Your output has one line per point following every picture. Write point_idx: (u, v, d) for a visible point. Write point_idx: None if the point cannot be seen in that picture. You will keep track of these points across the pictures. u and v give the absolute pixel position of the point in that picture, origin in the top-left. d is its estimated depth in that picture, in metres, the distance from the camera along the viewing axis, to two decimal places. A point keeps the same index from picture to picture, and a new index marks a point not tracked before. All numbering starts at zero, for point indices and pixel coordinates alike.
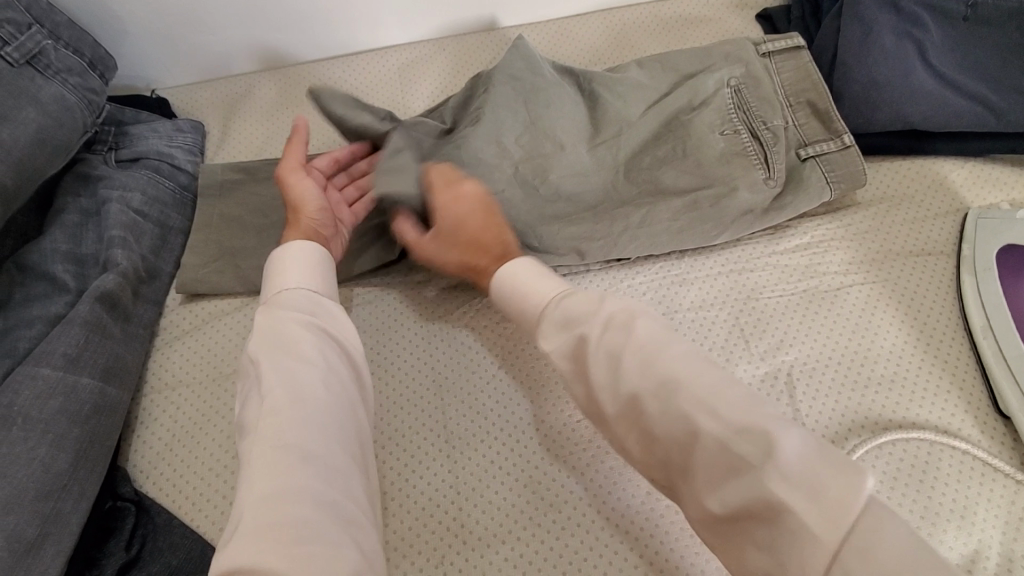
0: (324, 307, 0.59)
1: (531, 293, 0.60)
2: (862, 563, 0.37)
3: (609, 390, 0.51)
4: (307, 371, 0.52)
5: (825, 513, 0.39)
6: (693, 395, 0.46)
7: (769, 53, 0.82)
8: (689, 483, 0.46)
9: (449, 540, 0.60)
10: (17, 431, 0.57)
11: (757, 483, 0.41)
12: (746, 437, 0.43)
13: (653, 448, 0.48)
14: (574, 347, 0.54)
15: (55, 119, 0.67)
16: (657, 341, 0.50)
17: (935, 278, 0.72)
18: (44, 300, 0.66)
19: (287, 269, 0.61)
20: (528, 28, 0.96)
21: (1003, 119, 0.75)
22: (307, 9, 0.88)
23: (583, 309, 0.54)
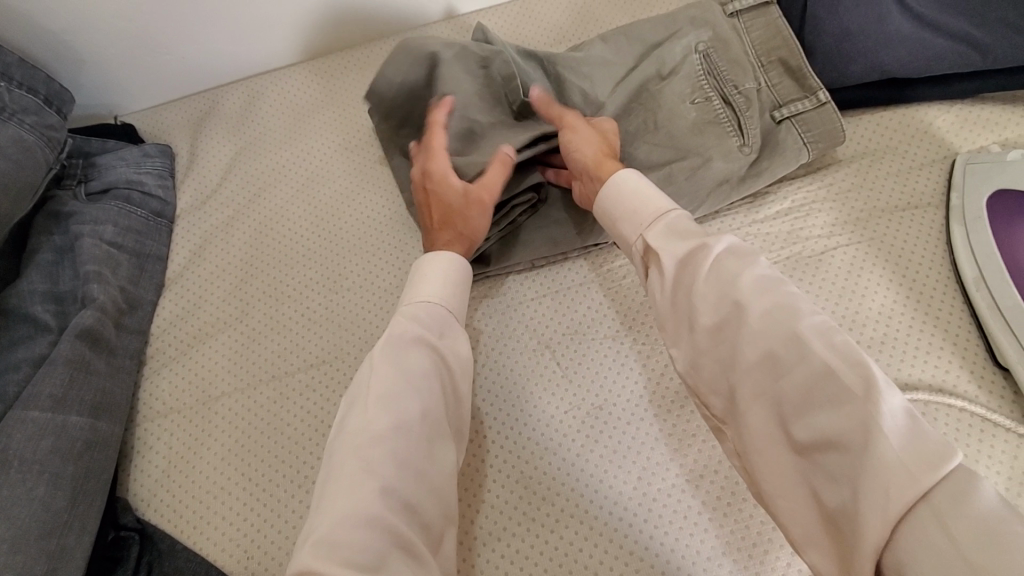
0: (449, 328, 0.59)
1: (647, 198, 0.58)
2: (956, 505, 0.36)
3: (710, 301, 0.49)
4: (418, 399, 0.52)
5: (919, 458, 0.37)
6: (800, 327, 0.43)
7: (736, 12, 0.78)
8: (774, 412, 0.44)
9: (514, 519, 0.61)
10: (15, 474, 0.58)
11: (857, 413, 0.39)
12: (854, 366, 0.40)
13: (732, 371, 0.47)
14: (689, 254, 0.52)
15: (15, 161, 0.67)
16: (758, 277, 0.47)
17: (923, 230, 0.69)
18: (28, 341, 0.67)
19: (423, 280, 0.61)
20: (488, 11, 0.93)
21: (987, 55, 0.71)
22: (262, 15, 0.86)
23: (696, 229, 0.53)
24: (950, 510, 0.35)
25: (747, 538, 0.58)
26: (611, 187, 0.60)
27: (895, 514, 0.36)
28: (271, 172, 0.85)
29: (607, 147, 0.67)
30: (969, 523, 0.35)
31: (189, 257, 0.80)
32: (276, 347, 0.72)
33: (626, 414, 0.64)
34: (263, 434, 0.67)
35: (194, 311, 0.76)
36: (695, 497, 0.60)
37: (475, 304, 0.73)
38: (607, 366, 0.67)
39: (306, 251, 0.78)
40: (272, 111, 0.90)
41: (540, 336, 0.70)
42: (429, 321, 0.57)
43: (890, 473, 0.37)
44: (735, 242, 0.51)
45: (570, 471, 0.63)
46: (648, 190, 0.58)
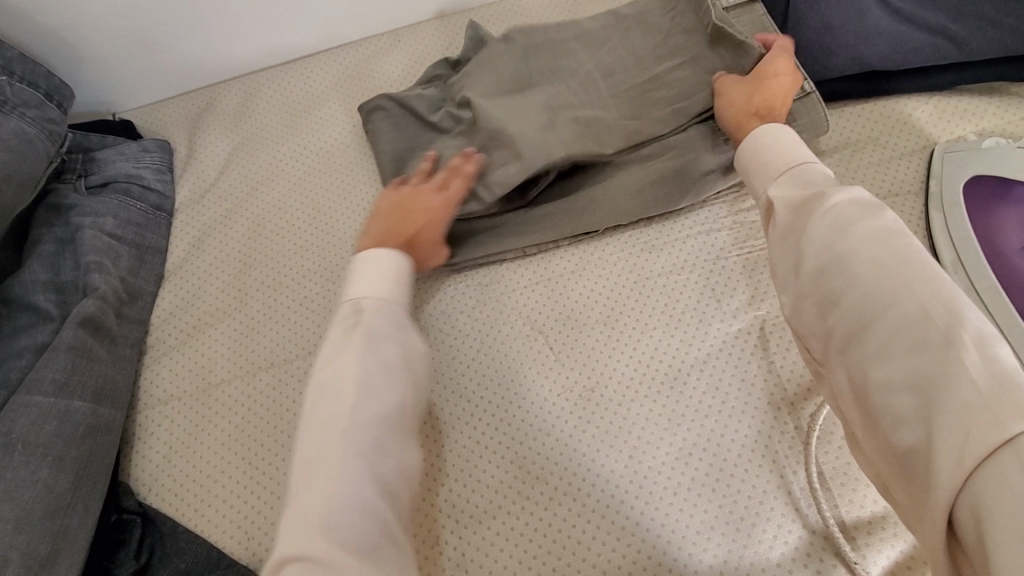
0: (406, 323, 0.59)
1: (785, 150, 0.61)
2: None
3: (814, 249, 0.51)
4: (388, 386, 0.53)
5: (1005, 405, 0.37)
6: (910, 275, 0.45)
7: (726, 8, 0.79)
8: (851, 351, 0.46)
9: (512, 497, 0.63)
10: (19, 456, 0.59)
11: (953, 360, 0.40)
12: (952, 317, 0.42)
13: (829, 312, 0.48)
14: (806, 202, 0.54)
15: (19, 153, 0.69)
16: (873, 228, 0.49)
17: (904, 217, 0.71)
18: (30, 330, 0.68)
19: (368, 274, 0.61)
20: (479, 10, 0.96)
21: (963, 48, 0.74)
22: (259, 13, 0.88)
23: (828, 182, 0.55)
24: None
25: (735, 513, 0.60)
26: (754, 140, 0.63)
27: (972, 461, 0.37)
28: (270, 166, 0.86)
29: (765, 100, 0.69)
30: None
31: (189, 250, 0.81)
32: (276, 335, 0.74)
33: (617, 396, 0.66)
34: (261, 419, 0.69)
35: (194, 301, 0.77)
36: (685, 474, 0.62)
37: (470, 292, 0.74)
38: (603, 348, 0.69)
39: (304, 242, 0.80)
40: (269, 108, 0.91)
41: (533, 322, 0.72)
42: (390, 314, 0.59)
43: (977, 417, 0.38)
44: (862, 195, 0.52)
45: (563, 451, 0.64)
46: (790, 144, 0.61)
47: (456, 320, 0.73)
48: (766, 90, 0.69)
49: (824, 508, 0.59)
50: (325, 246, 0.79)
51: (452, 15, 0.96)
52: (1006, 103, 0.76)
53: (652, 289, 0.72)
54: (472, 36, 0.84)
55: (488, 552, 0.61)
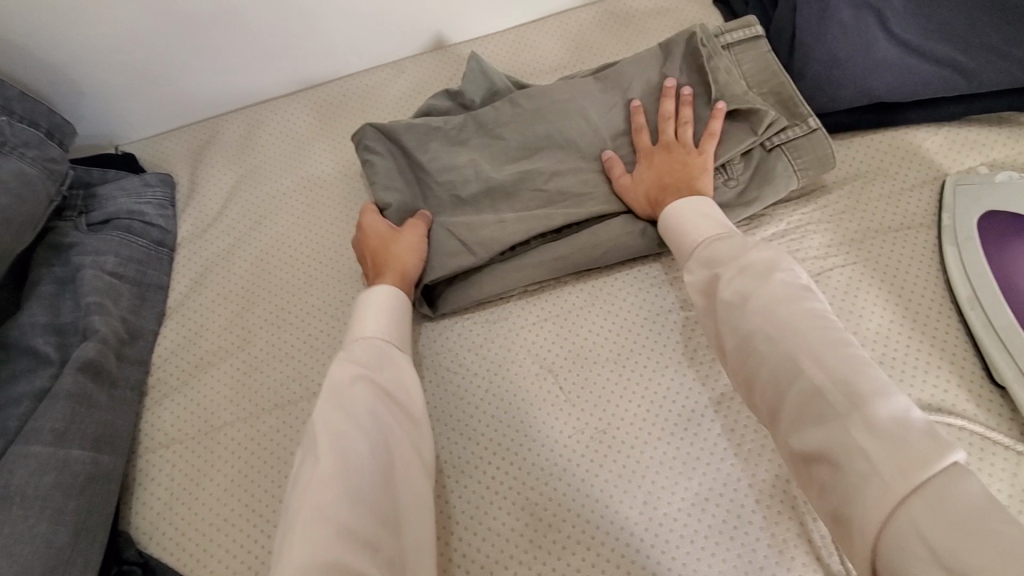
0: (391, 363, 0.61)
1: (693, 227, 0.64)
2: (933, 508, 0.38)
3: (728, 330, 0.55)
4: (357, 437, 0.53)
5: (901, 463, 0.40)
6: (806, 342, 0.49)
7: (729, 45, 0.79)
8: (778, 425, 0.50)
9: (527, 546, 0.61)
10: (16, 510, 0.57)
11: (842, 427, 0.44)
12: (843, 385, 0.46)
13: (753, 389, 0.53)
14: (708, 286, 0.59)
15: (18, 194, 0.68)
16: (776, 296, 0.53)
17: (916, 251, 0.70)
18: (29, 374, 0.66)
19: (369, 318, 0.65)
20: (483, 40, 0.95)
21: (973, 80, 0.73)
22: (261, 46, 0.88)
23: (732, 253, 0.59)
24: (924, 516, 0.38)
25: (754, 561, 0.58)
26: (665, 222, 0.68)
27: (874, 521, 0.40)
28: (272, 200, 0.85)
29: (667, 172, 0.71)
30: (942, 523, 0.38)
31: (191, 285, 0.80)
32: (280, 376, 0.72)
33: (630, 439, 0.65)
34: (265, 464, 0.67)
35: (196, 340, 0.76)
36: (702, 521, 0.60)
37: (480, 330, 0.73)
38: (614, 390, 0.67)
39: (308, 278, 0.78)
40: (272, 140, 0.91)
41: (543, 360, 0.70)
42: (366, 358, 0.60)
43: (871, 481, 0.41)
44: (764, 263, 0.56)
45: (578, 496, 0.62)
46: (697, 218, 0.65)
47: (463, 358, 0.72)
48: (653, 174, 0.72)
49: (846, 558, 0.57)
50: (330, 283, 0.78)
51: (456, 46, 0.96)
52: (1015, 135, 0.76)
53: (663, 326, 0.70)
54: (475, 68, 0.83)
55: None
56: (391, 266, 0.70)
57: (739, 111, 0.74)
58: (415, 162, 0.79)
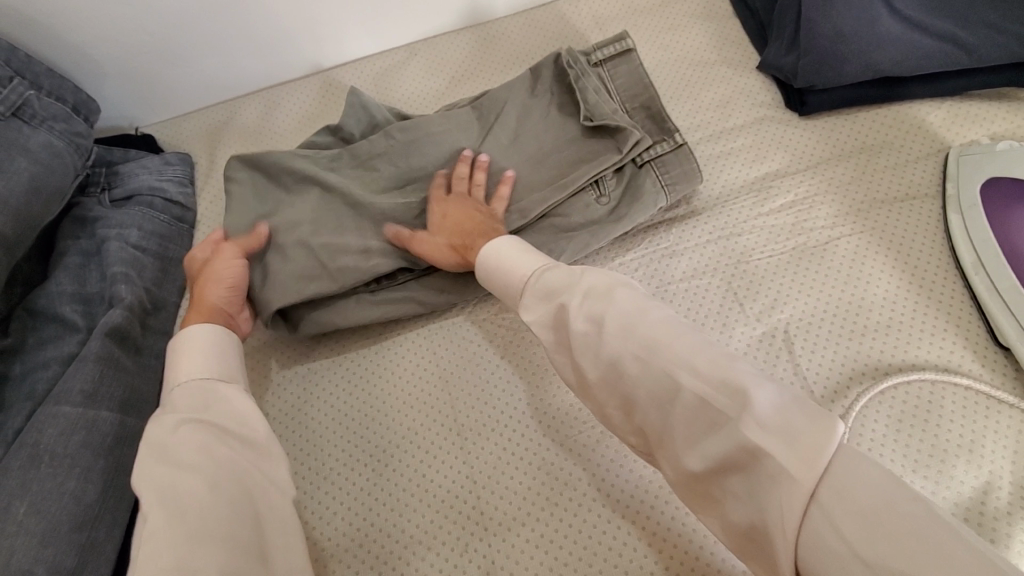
0: (216, 395, 0.56)
1: (518, 263, 0.62)
2: (841, 500, 0.38)
3: (590, 359, 0.51)
4: (186, 476, 0.47)
5: (801, 453, 0.39)
6: (674, 354, 0.47)
7: (600, 62, 0.80)
8: (667, 446, 0.47)
9: (541, 504, 0.62)
10: (46, 468, 0.59)
11: (736, 431, 0.41)
12: (726, 390, 0.43)
13: (633, 414, 0.50)
14: (555, 315, 0.55)
15: (46, 166, 0.70)
16: (630, 307, 0.51)
17: (921, 220, 0.72)
18: (57, 340, 0.68)
19: (184, 360, 0.59)
20: (495, 24, 0.97)
21: (974, 54, 0.75)
22: (276, 28, 0.90)
23: (564, 282, 0.56)
24: (839, 512, 0.37)
25: None
26: (485, 264, 0.65)
27: (794, 522, 0.38)
28: None
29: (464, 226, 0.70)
30: (853, 516, 0.37)
31: None
32: (303, 345, 0.74)
33: None
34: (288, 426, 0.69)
35: None
36: None
37: (495, 300, 0.74)
38: None
39: None
40: (289, 122, 0.93)
41: None
42: (189, 399, 0.55)
43: (781, 482, 0.39)
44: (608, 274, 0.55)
45: (591, 456, 0.64)
46: (516, 257, 0.63)
47: (480, 326, 0.73)
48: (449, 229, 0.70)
49: None
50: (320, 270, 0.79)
51: (454, 33, 0.98)
52: (1014, 109, 0.78)
53: (674, 295, 0.72)
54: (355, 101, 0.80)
55: (518, 559, 0.60)
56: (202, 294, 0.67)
57: (608, 127, 0.74)
58: (283, 179, 0.75)
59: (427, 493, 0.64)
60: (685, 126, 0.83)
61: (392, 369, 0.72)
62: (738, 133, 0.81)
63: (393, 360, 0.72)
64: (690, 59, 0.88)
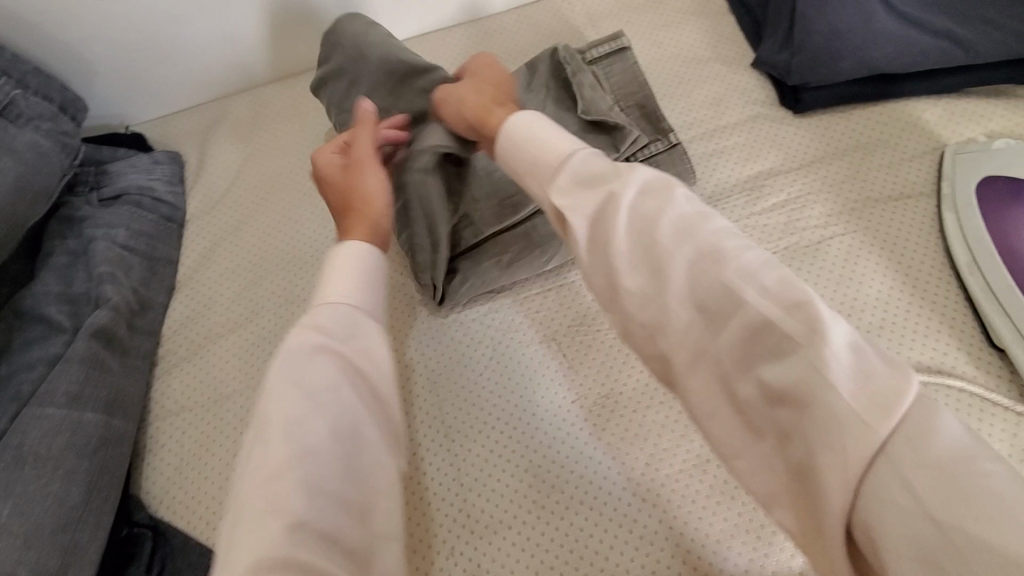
0: (358, 332, 0.48)
1: (546, 148, 0.53)
2: (914, 451, 0.33)
3: (635, 260, 0.44)
4: (317, 416, 0.42)
5: (871, 401, 0.34)
6: (734, 267, 0.40)
7: (594, 60, 0.79)
8: (704, 367, 0.41)
9: (529, 507, 0.62)
10: (30, 470, 0.58)
11: (802, 361, 0.36)
12: (795, 310, 0.37)
13: (664, 330, 0.43)
14: (599, 209, 0.46)
15: (32, 165, 0.69)
16: (684, 214, 0.44)
17: (916, 220, 0.71)
18: (42, 341, 0.68)
19: (333, 277, 0.51)
20: (487, 21, 0.96)
21: (971, 51, 0.74)
22: (267, 25, 0.89)
23: (608, 170, 0.48)
24: (913, 470, 0.32)
25: (756, 520, 0.59)
26: (507, 142, 0.56)
27: (855, 474, 0.33)
28: (279, 177, 0.87)
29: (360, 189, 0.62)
30: (927, 471, 0.32)
31: (199, 260, 0.81)
32: None
33: (632, 403, 0.65)
34: None
35: (205, 313, 0.77)
36: (703, 482, 0.61)
37: (484, 303, 0.74)
38: (618, 357, 0.68)
39: (314, 252, 0.80)
40: (279, 120, 0.92)
41: (546, 330, 0.71)
42: (332, 326, 0.47)
43: (842, 425, 0.34)
44: (650, 176, 0.47)
45: (580, 459, 0.63)
46: (548, 136, 0.53)
47: (474, 326, 0.73)
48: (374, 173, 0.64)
49: None
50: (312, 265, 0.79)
51: (445, 30, 0.97)
52: (1013, 106, 0.77)
53: None
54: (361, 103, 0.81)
55: (504, 563, 0.60)
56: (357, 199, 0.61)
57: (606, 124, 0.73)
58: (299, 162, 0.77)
59: (424, 494, 0.64)
60: (677, 124, 0.82)
61: None
62: (732, 131, 0.80)
63: None
64: (683, 56, 0.87)
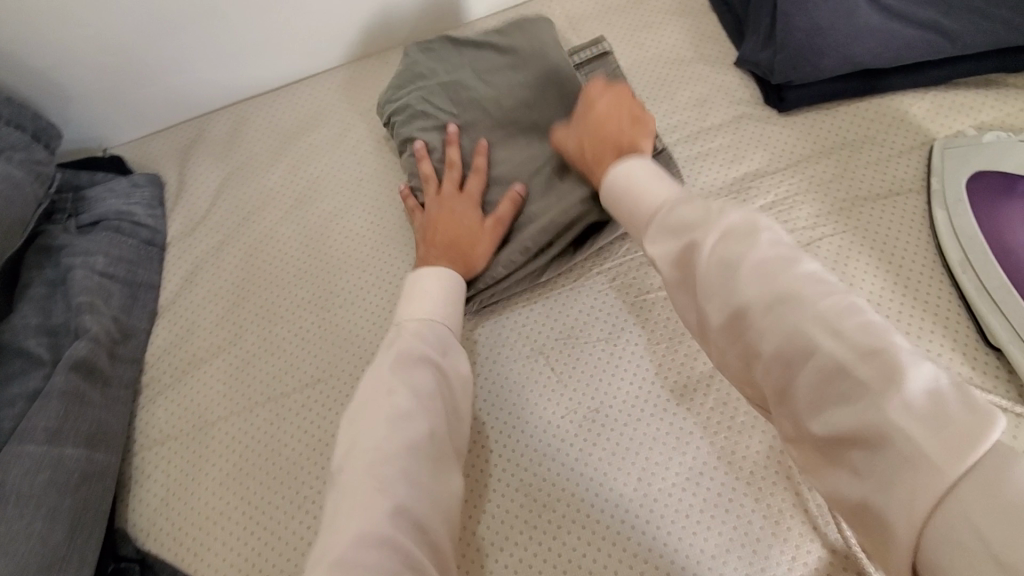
0: (450, 345, 0.58)
1: (651, 191, 0.55)
2: (986, 492, 0.32)
3: (714, 300, 0.45)
4: (410, 419, 0.50)
5: (944, 443, 0.33)
6: (810, 310, 0.40)
7: (578, 65, 0.80)
8: (783, 405, 0.42)
9: (522, 526, 0.61)
10: (12, 509, 0.57)
11: (874, 408, 0.36)
12: (872, 358, 0.37)
13: (749, 365, 0.44)
14: (685, 252, 0.48)
15: (5, 196, 0.68)
16: (763, 257, 0.43)
17: (906, 217, 0.70)
18: (22, 376, 0.67)
19: (425, 295, 0.61)
20: (465, 27, 0.95)
21: (958, 42, 0.72)
22: (241, 42, 0.88)
23: (699, 218, 0.48)
24: (977, 510, 0.32)
25: (751, 533, 0.57)
26: (611, 185, 0.59)
27: (920, 510, 0.33)
28: (258, 195, 0.85)
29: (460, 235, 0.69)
30: (994, 513, 0.31)
31: (181, 284, 0.80)
32: (272, 369, 0.72)
33: (622, 417, 0.64)
34: (259, 454, 0.67)
35: (187, 338, 0.76)
36: (696, 495, 0.60)
37: (470, 319, 0.73)
38: (604, 370, 0.67)
39: (296, 271, 0.79)
40: (258, 136, 0.91)
41: (534, 343, 0.70)
42: (430, 340, 0.56)
43: (917, 467, 0.33)
44: (736, 220, 0.46)
45: (571, 475, 0.62)
46: (652, 182, 0.56)
47: (467, 342, 0.71)
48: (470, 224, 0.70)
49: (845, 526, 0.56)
50: (301, 285, 0.77)
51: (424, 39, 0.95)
52: (1003, 96, 0.75)
53: (654, 304, 0.70)
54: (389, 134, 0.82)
55: None
56: (463, 247, 0.68)
57: None
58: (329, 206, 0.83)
59: None
60: (661, 128, 0.81)
61: None
62: (716, 132, 0.79)
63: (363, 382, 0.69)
64: (664, 57, 0.86)
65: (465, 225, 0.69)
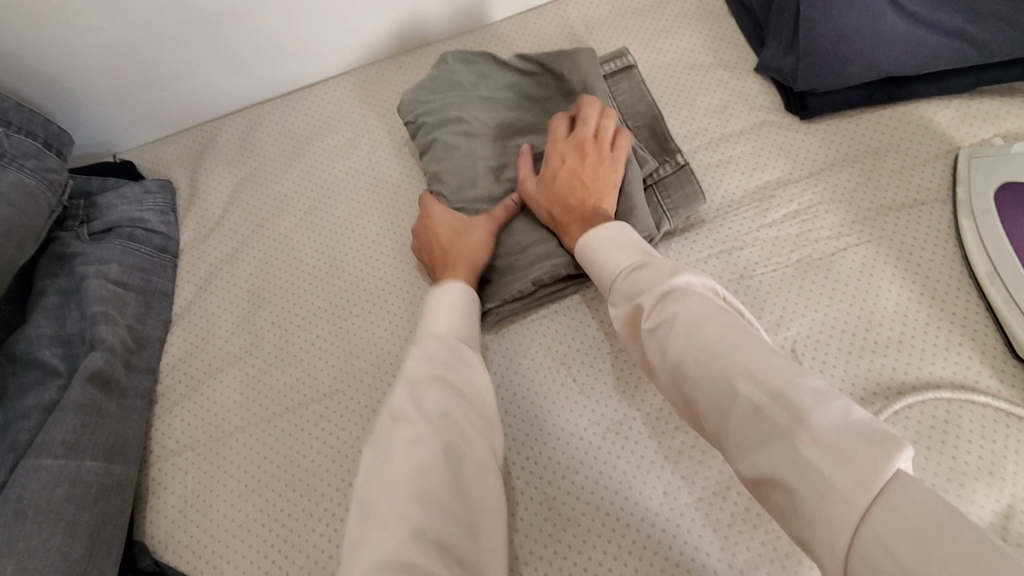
0: (462, 357, 0.58)
1: (610, 260, 0.62)
2: (893, 520, 0.36)
3: (658, 358, 0.52)
4: (425, 439, 0.50)
5: (854, 477, 0.38)
6: (734, 361, 0.46)
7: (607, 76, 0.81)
8: (725, 450, 0.46)
9: (547, 541, 0.60)
10: (30, 524, 0.56)
11: (790, 447, 0.41)
12: (784, 404, 0.42)
13: (692, 412, 0.50)
14: (633, 313, 0.56)
15: (20, 207, 0.67)
16: (694, 314, 0.50)
17: (932, 226, 0.69)
18: (37, 387, 0.66)
19: (436, 313, 0.62)
20: (480, 31, 0.94)
21: (985, 49, 0.71)
22: (254, 47, 0.87)
23: (651, 282, 0.56)
24: (886, 528, 0.36)
25: (779, 549, 0.57)
26: (580, 250, 0.65)
27: (843, 541, 0.37)
28: (272, 200, 0.85)
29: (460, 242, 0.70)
30: (903, 533, 0.35)
31: (196, 291, 0.79)
32: (286, 380, 0.71)
33: (646, 430, 0.64)
34: (278, 466, 0.66)
35: (203, 346, 0.75)
36: (723, 511, 0.59)
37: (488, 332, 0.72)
38: (627, 382, 0.66)
39: (311, 279, 0.78)
40: (271, 141, 0.89)
41: (555, 354, 0.69)
42: (440, 356, 0.57)
43: (828, 498, 0.38)
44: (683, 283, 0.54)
45: (596, 488, 0.62)
46: (614, 249, 0.62)
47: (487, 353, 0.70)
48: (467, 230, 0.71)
49: None
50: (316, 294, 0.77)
51: (439, 42, 0.94)
52: None
53: None
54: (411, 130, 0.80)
55: None
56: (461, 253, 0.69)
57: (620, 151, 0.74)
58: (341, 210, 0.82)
59: None
60: (680, 134, 0.80)
61: (382, 401, 0.68)
62: (738, 139, 0.78)
63: (382, 393, 0.68)
64: (683, 62, 0.85)
65: (465, 230, 0.71)
